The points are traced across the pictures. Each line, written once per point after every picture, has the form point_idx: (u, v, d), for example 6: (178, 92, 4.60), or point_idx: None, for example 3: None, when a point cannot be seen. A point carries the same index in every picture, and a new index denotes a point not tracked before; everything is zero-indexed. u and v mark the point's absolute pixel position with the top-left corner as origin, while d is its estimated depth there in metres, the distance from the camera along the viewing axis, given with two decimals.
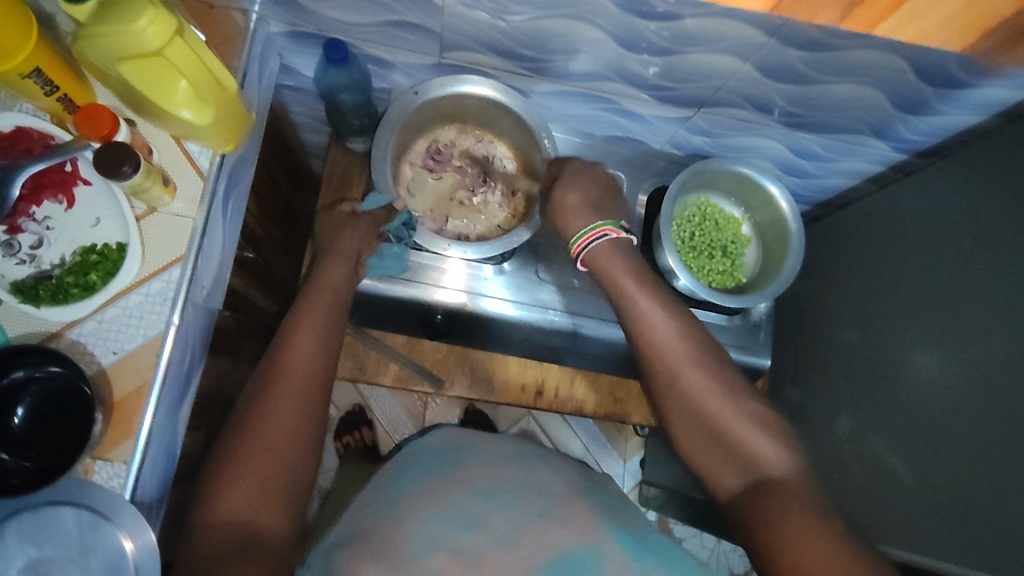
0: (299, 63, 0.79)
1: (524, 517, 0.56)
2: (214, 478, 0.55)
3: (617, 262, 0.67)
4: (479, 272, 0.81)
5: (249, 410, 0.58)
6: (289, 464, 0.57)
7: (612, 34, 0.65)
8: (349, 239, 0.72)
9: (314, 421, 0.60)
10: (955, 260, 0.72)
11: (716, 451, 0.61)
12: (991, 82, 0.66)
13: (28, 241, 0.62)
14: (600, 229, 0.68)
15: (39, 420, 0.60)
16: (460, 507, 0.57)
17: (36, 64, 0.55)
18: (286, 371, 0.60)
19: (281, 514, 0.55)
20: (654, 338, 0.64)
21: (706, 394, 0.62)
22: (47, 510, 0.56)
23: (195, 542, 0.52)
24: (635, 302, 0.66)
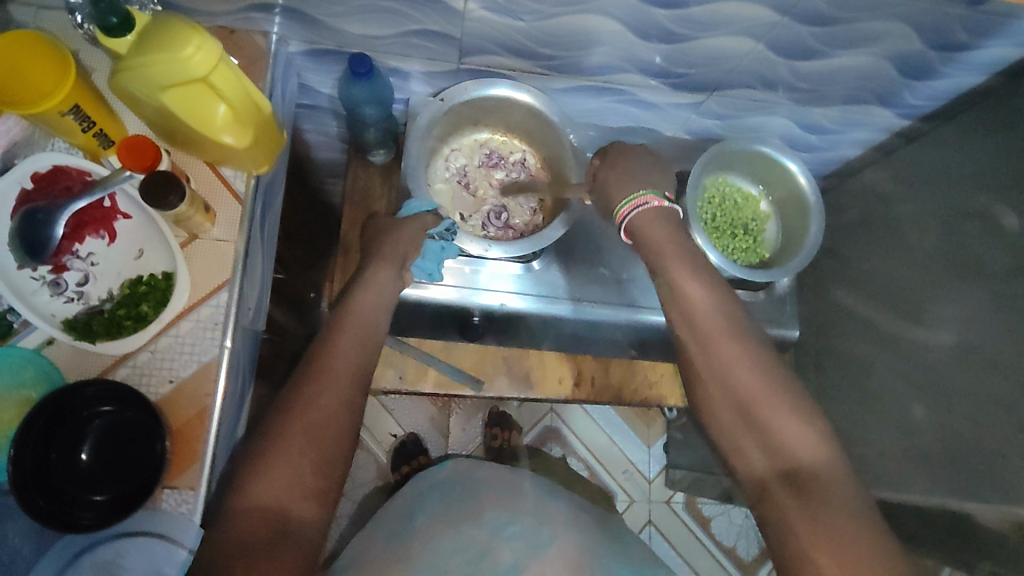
0: (317, 80, 0.80)
1: (523, 548, 0.68)
2: (254, 460, 0.53)
3: (667, 244, 0.64)
4: (478, 266, 0.81)
5: (295, 393, 0.56)
6: (330, 454, 0.55)
7: (628, 25, 0.67)
8: (401, 239, 0.71)
9: (357, 412, 0.58)
10: (968, 215, 0.74)
11: (748, 430, 0.56)
12: (992, 41, 0.68)
13: (74, 279, 0.62)
14: (645, 197, 0.66)
15: (102, 454, 0.60)
16: (465, 541, 0.69)
17: (75, 101, 0.56)
18: (333, 360, 0.59)
19: (316, 504, 0.53)
20: (687, 303, 0.61)
21: (745, 373, 0.57)
22: (120, 541, 0.58)
23: (230, 522, 0.50)
24: (679, 279, 0.63)
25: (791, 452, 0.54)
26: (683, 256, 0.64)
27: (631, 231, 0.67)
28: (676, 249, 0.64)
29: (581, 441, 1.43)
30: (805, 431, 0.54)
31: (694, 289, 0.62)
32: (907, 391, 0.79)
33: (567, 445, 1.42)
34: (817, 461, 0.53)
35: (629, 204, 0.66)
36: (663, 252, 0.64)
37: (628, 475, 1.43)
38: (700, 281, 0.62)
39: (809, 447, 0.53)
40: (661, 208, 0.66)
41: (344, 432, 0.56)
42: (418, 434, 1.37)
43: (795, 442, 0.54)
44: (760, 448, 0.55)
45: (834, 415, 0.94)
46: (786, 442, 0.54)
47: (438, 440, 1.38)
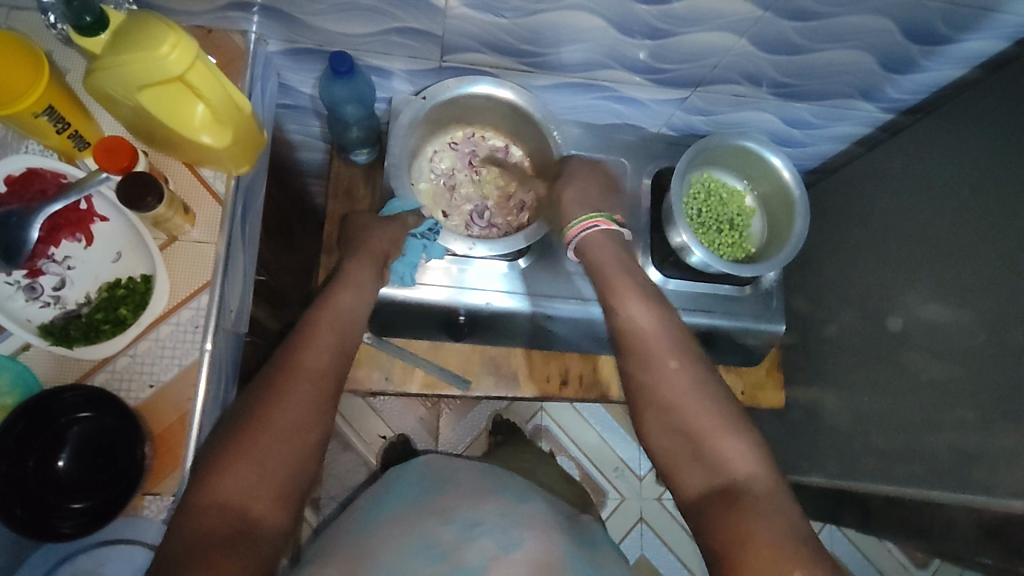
0: (298, 79, 0.79)
1: (494, 548, 0.62)
2: (217, 456, 0.51)
3: (613, 265, 0.67)
4: (464, 264, 0.81)
5: (263, 391, 0.54)
6: (297, 453, 0.53)
7: (610, 20, 0.67)
8: (379, 241, 0.71)
9: (330, 412, 0.56)
10: (952, 207, 0.75)
11: (687, 452, 0.57)
12: (972, 34, 0.69)
13: (50, 283, 0.61)
14: (595, 219, 0.69)
15: (82, 462, 0.59)
16: (432, 539, 0.63)
17: (49, 103, 0.55)
18: (305, 358, 0.57)
19: (280, 504, 0.51)
20: (635, 329, 0.63)
21: (678, 394, 0.59)
22: (100, 550, 0.57)
23: (187, 519, 0.48)
24: (623, 300, 0.65)
25: (728, 471, 0.54)
26: (627, 278, 0.66)
27: (579, 249, 0.70)
28: (621, 270, 0.67)
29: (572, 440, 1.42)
30: (742, 449, 0.55)
31: (638, 310, 0.64)
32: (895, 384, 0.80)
33: (558, 444, 1.42)
34: (749, 478, 0.53)
35: (581, 223, 0.69)
36: (608, 275, 0.67)
37: (619, 473, 1.43)
38: (644, 303, 0.64)
39: (744, 465, 0.54)
40: (608, 232, 0.69)
41: (313, 430, 0.54)
42: (407, 435, 1.36)
43: (731, 461, 0.55)
44: (693, 465, 0.56)
45: (822, 409, 0.94)
46: (724, 461, 0.55)
47: (427, 441, 1.37)
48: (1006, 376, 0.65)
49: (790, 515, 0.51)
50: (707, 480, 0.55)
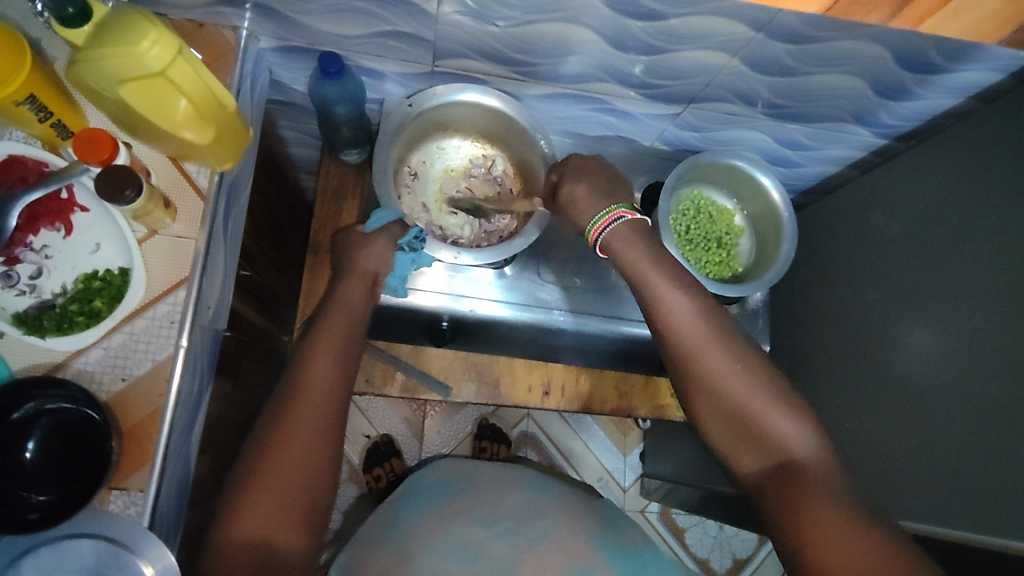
0: (290, 77, 0.79)
1: (522, 542, 0.63)
2: (234, 495, 0.54)
3: (643, 259, 0.65)
4: (464, 274, 0.84)
5: (269, 428, 0.56)
6: (310, 484, 0.55)
7: (603, 35, 0.67)
8: (368, 259, 0.70)
9: (335, 439, 0.58)
10: (940, 236, 0.74)
11: (743, 440, 0.59)
12: (966, 65, 0.68)
13: (27, 272, 0.61)
14: (618, 211, 0.67)
15: (49, 454, 0.58)
16: (460, 537, 0.65)
17: (30, 91, 0.54)
18: (306, 389, 0.59)
19: (299, 531, 0.54)
20: (671, 318, 0.63)
21: (732, 385, 0.60)
22: (63, 543, 0.54)
23: (215, 559, 0.51)
24: (664, 294, 0.64)
25: (787, 451, 0.57)
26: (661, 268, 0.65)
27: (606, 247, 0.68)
28: (656, 265, 0.65)
29: (557, 448, 1.42)
30: (795, 426, 0.58)
31: (679, 301, 0.63)
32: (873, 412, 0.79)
33: (542, 452, 1.42)
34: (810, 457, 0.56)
35: (602, 219, 0.68)
36: (641, 269, 0.65)
37: (603, 483, 1.43)
38: (682, 292, 0.64)
39: (800, 443, 0.57)
40: (633, 221, 0.67)
41: (322, 458, 0.57)
42: (392, 436, 1.36)
43: (789, 441, 0.57)
44: (750, 447, 0.59)
45: None
46: (781, 441, 0.58)
47: (411, 442, 1.37)
48: (978, 411, 0.64)
49: (849, 488, 0.54)
50: (768, 460, 0.58)
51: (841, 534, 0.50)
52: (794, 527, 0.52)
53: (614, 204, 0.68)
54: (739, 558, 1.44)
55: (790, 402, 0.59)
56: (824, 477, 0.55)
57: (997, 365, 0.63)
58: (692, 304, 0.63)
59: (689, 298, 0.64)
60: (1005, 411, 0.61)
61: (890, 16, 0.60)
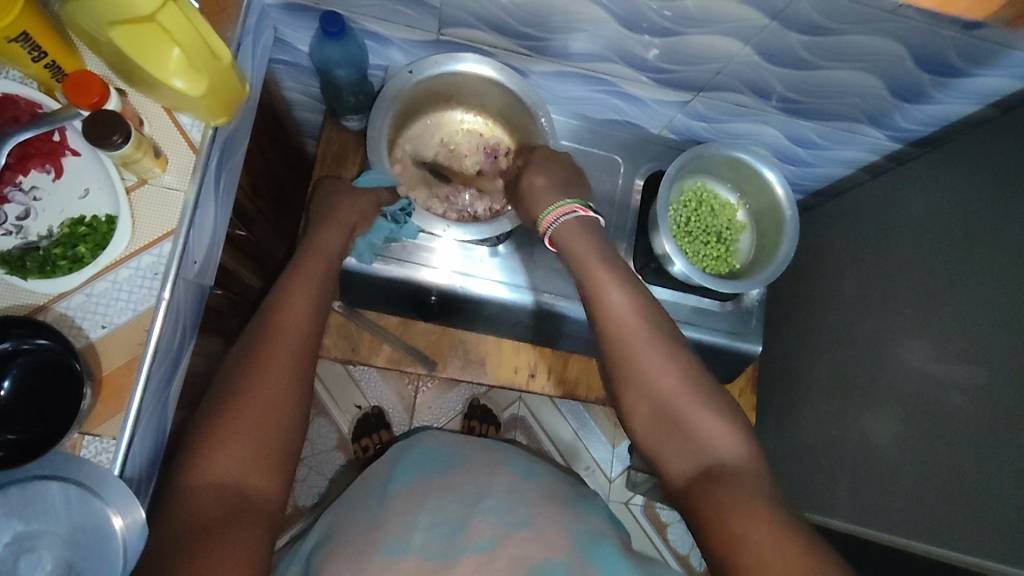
0: (295, 36, 0.77)
1: (505, 526, 0.61)
2: (203, 439, 0.52)
3: (589, 252, 0.66)
4: (466, 251, 0.81)
5: (239, 373, 0.56)
6: (284, 429, 0.55)
7: (613, 12, 0.65)
8: (348, 213, 0.72)
9: (305, 386, 0.58)
10: (945, 247, 0.72)
11: (675, 441, 0.59)
12: (989, 70, 0.66)
13: (15, 212, 0.60)
14: (571, 206, 0.69)
15: (25, 393, 0.59)
16: (444, 515, 0.63)
17: (23, 29, 0.54)
18: (278, 337, 0.58)
19: (271, 475, 0.53)
20: (611, 312, 0.63)
21: (666, 382, 0.60)
22: (34, 485, 0.55)
23: (183, 504, 0.50)
24: (602, 289, 0.64)
25: (712, 451, 0.57)
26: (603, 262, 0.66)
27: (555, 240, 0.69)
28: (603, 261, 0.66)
29: (545, 433, 1.42)
30: (726, 431, 0.58)
31: (617, 298, 0.64)
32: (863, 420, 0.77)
33: (530, 435, 1.42)
34: (733, 459, 0.57)
35: (555, 210, 0.69)
36: (587, 261, 0.65)
37: (589, 473, 1.42)
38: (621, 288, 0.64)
39: (725, 445, 0.57)
40: (584, 218, 0.69)
41: (296, 403, 0.56)
42: (381, 408, 1.36)
43: (714, 444, 0.58)
44: (675, 445, 0.59)
45: (794, 439, 0.93)
46: (706, 443, 0.58)
47: (401, 416, 1.37)
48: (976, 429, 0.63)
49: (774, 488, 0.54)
50: (689, 462, 0.58)
51: (769, 524, 0.49)
52: (719, 523, 0.52)
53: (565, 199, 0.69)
54: None
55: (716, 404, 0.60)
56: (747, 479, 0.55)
57: (993, 384, 0.62)
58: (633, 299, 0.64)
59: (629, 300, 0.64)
60: (1006, 433, 0.59)
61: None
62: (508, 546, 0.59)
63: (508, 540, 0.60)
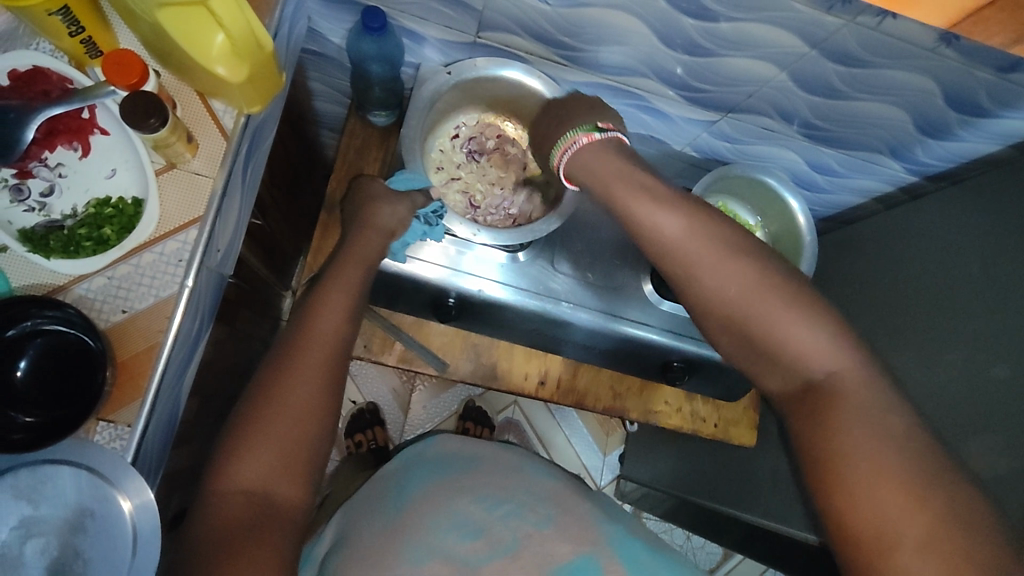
0: (328, 27, 0.77)
1: (526, 525, 0.61)
2: (232, 441, 0.52)
3: (610, 173, 0.63)
4: (471, 252, 0.81)
5: (272, 376, 0.55)
6: (312, 435, 0.54)
7: (654, 28, 0.65)
8: (380, 217, 0.71)
9: (336, 392, 0.58)
10: (959, 281, 0.74)
11: (767, 363, 0.56)
12: (1012, 113, 0.67)
13: (38, 188, 0.59)
14: (574, 137, 0.66)
15: (41, 373, 0.58)
16: (465, 516, 0.63)
17: (64, 2, 0.52)
18: (311, 341, 0.58)
19: (298, 483, 0.53)
20: (668, 239, 0.59)
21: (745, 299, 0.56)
22: (44, 469, 0.54)
23: (212, 508, 0.49)
24: (648, 215, 0.60)
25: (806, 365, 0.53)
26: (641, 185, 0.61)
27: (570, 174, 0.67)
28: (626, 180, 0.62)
29: (538, 439, 1.42)
30: (816, 339, 0.53)
31: (666, 218, 0.59)
32: None
33: (523, 440, 1.42)
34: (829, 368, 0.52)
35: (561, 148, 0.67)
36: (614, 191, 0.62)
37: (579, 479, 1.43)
38: (675, 211, 0.60)
39: (824, 363, 0.53)
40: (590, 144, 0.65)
41: (325, 409, 0.56)
42: (377, 404, 1.35)
43: (806, 353, 0.53)
44: (771, 370, 0.56)
45: None
46: (799, 352, 0.54)
47: (396, 413, 1.36)
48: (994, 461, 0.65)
49: (879, 402, 0.50)
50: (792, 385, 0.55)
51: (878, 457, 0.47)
52: (822, 450, 0.50)
53: (574, 128, 0.66)
54: (703, 569, 1.45)
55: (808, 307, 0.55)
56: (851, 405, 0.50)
57: None
58: (688, 221, 0.59)
59: (694, 231, 0.59)
60: None
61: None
62: (530, 547, 0.59)
63: (531, 540, 0.60)
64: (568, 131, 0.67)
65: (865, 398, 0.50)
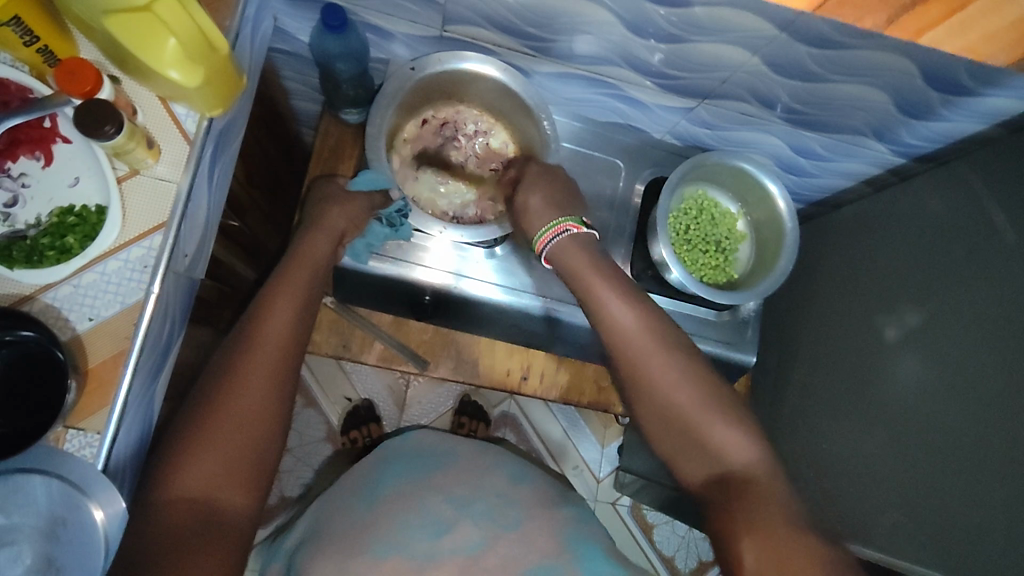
0: (294, 26, 0.76)
1: (495, 528, 0.64)
2: (176, 451, 0.54)
3: (585, 265, 0.68)
4: (461, 252, 0.81)
5: (217, 386, 0.57)
6: (258, 442, 0.57)
7: (619, 16, 0.64)
8: (337, 218, 0.72)
9: (283, 399, 0.60)
10: (947, 266, 0.72)
11: (686, 448, 0.61)
12: (997, 90, 0.65)
13: (2, 199, 0.59)
14: (564, 223, 0.71)
15: (7, 385, 0.57)
16: (435, 515, 0.65)
17: (15, 13, 0.52)
18: (258, 350, 0.59)
19: (243, 489, 0.55)
20: (619, 329, 0.65)
21: (676, 394, 0.61)
22: (15, 477, 0.54)
23: (155, 516, 0.51)
24: (606, 303, 0.66)
25: (725, 460, 0.58)
26: (600, 276, 0.67)
27: (552, 259, 0.71)
28: (597, 269, 0.68)
29: (535, 432, 1.42)
30: (737, 438, 0.59)
31: (622, 311, 0.65)
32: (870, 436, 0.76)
33: (520, 434, 1.41)
34: (748, 467, 0.57)
35: (548, 232, 0.71)
36: (584, 278, 0.68)
37: (577, 471, 1.42)
38: (625, 304, 0.66)
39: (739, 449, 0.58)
40: (577, 235, 0.70)
41: (271, 415, 0.58)
42: (372, 401, 1.35)
43: (727, 450, 0.58)
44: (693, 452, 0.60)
45: (787, 450, 0.93)
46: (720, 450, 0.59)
47: (392, 409, 1.36)
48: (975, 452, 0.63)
49: (789, 499, 0.55)
50: (710, 468, 0.59)
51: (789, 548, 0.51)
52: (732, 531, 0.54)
53: (564, 216, 0.71)
54: (705, 559, 1.44)
55: (732, 413, 0.61)
56: (770, 491, 0.55)
57: (993, 409, 0.62)
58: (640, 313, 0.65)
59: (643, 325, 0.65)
60: (1004, 457, 0.59)
61: (887, 24, 0.57)
62: (496, 549, 0.62)
63: (498, 542, 0.63)
64: (557, 218, 0.71)
65: (781, 498, 0.55)
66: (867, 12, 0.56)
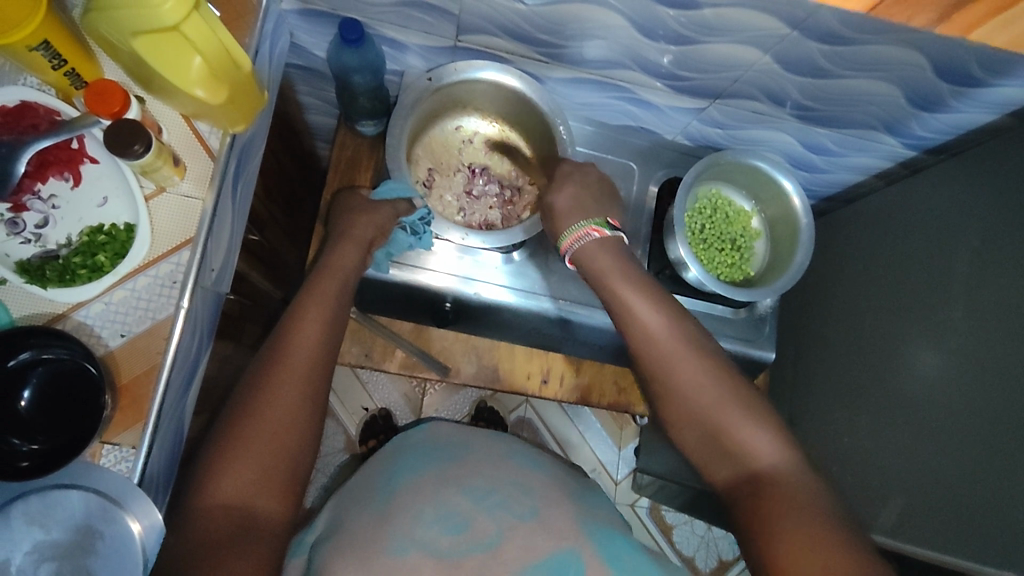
0: (311, 41, 0.77)
1: (511, 518, 0.64)
2: (213, 461, 0.55)
3: (612, 266, 0.69)
4: (473, 256, 0.82)
5: (251, 395, 0.58)
6: (290, 449, 0.57)
7: (632, 20, 0.65)
8: (361, 227, 0.73)
9: (315, 407, 0.60)
10: (963, 257, 0.72)
11: (717, 451, 0.61)
12: (1007, 80, 0.66)
13: (33, 220, 0.60)
14: (585, 229, 0.71)
15: (44, 403, 0.59)
16: (450, 508, 0.65)
17: (44, 36, 0.53)
18: (290, 359, 0.60)
19: (278, 496, 0.56)
20: (647, 328, 0.66)
21: (703, 392, 0.62)
22: (54, 493, 0.55)
23: (192, 524, 0.52)
24: (631, 307, 0.67)
25: (754, 461, 0.59)
26: (628, 280, 0.68)
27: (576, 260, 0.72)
28: (625, 277, 0.68)
29: (552, 436, 1.42)
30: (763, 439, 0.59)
31: (646, 312, 0.67)
32: (892, 428, 0.77)
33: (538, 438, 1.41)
34: (775, 465, 0.58)
35: (569, 237, 0.71)
36: (610, 283, 0.69)
37: (595, 474, 1.42)
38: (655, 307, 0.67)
39: (770, 456, 0.59)
40: (602, 238, 0.70)
41: (303, 423, 0.59)
42: (389, 410, 1.36)
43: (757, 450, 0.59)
44: (720, 452, 0.61)
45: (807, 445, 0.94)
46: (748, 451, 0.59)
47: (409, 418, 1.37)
48: (986, 442, 0.63)
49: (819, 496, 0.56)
50: (743, 469, 0.60)
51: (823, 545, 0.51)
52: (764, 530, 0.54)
53: (588, 220, 0.72)
54: (725, 559, 1.44)
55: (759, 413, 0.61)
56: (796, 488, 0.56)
57: (1014, 397, 0.62)
58: (665, 318, 0.66)
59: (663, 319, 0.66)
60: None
61: (938, 21, 0.58)
62: (512, 541, 0.61)
63: (515, 532, 0.62)
64: (582, 221, 0.72)
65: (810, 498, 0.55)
66: (918, 10, 0.56)
